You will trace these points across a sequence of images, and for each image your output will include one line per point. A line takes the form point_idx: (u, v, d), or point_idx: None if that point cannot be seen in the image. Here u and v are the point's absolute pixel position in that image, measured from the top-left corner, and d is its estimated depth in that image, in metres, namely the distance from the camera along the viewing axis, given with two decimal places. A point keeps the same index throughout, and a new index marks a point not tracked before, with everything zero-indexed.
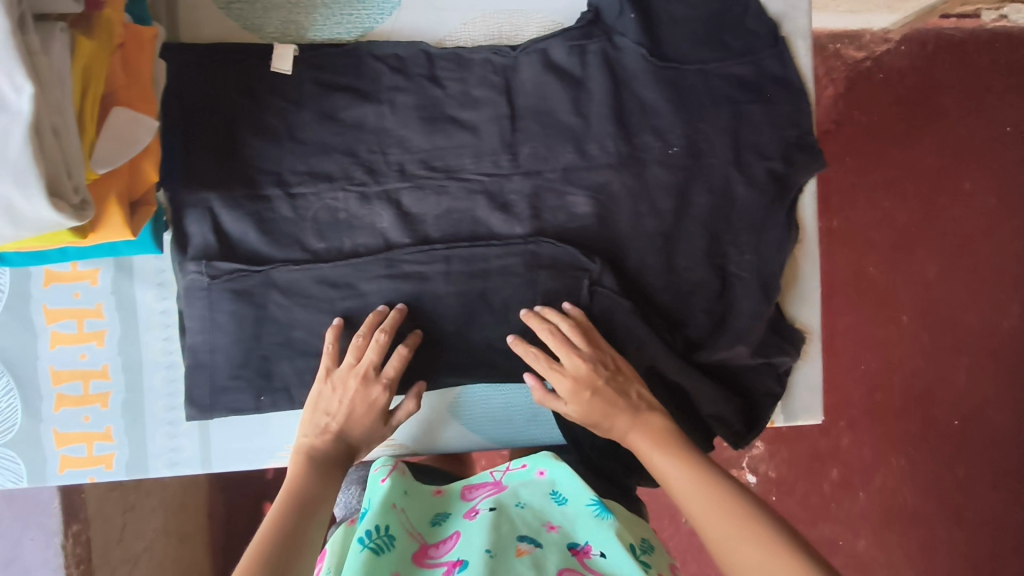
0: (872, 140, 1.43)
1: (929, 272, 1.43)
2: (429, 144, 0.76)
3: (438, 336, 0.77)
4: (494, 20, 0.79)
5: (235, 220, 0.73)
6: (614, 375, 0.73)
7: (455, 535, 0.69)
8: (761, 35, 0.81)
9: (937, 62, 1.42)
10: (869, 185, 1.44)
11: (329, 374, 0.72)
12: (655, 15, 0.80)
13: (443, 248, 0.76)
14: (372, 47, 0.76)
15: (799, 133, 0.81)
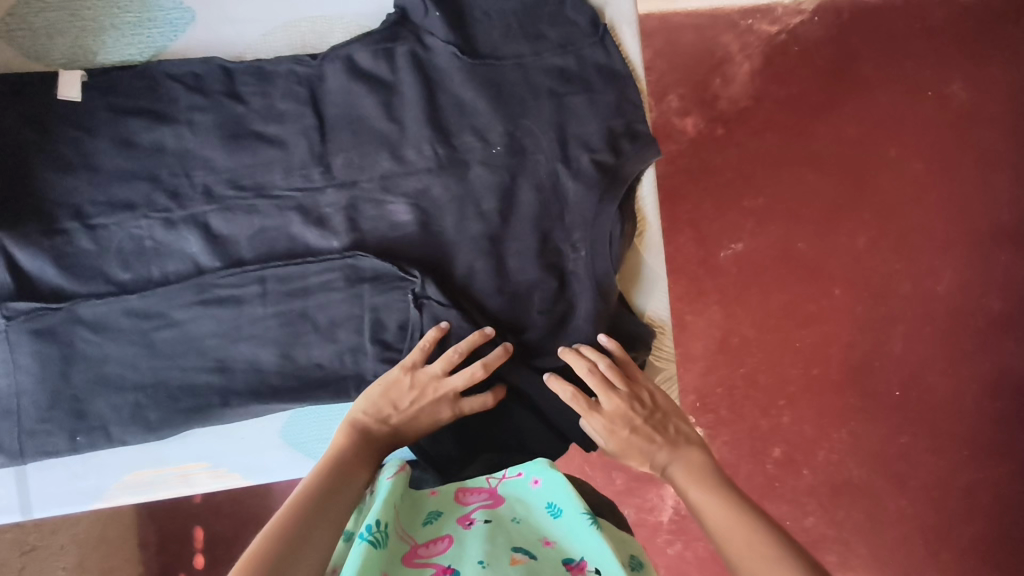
0: (790, 114, 1.30)
1: (858, 242, 1.29)
2: (234, 163, 0.74)
3: (261, 361, 0.75)
4: (295, 30, 0.77)
5: (41, 259, 0.72)
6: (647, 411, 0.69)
7: (447, 539, 0.55)
8: (580, 25, 0.78)
9: (853, 28, 1.31)
10: (791, 159, 1.30)
11: (411, 371, 0.68)
12: (463, 10, 0.77)
13: (257, 270, 0.74)
14: (165, 66, 0.74)
15: (626, 121, 0.78)
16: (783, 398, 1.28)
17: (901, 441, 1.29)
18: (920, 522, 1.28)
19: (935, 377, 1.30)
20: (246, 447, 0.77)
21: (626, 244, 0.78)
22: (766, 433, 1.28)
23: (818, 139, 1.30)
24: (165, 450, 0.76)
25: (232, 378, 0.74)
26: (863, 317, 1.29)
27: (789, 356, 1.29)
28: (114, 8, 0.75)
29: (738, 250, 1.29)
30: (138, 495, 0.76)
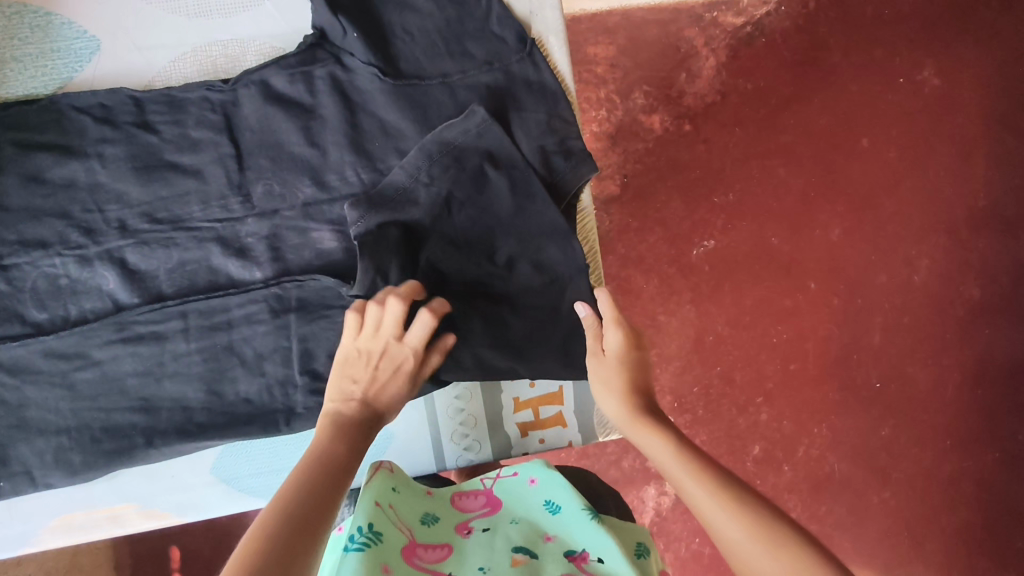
0: (757, 107, 1.25)
1: (831, 236, 1.24)
2: (149, 196, 0.72)
3: (186, 398, 0.72)
4: (206, 54, 0.74)
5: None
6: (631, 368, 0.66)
7: (447, 546, 0.58)
8: (507, 41, 0.76)
9: (820, 18, 1.27)
10: (760, 153, 1.24)
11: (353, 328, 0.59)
12: (382, 26, 0.74)
13: (178, 304, 0.72)
14: (71, 98, 0.71)
15: (560, 140, 0.74)
16: (762, 394, 1.22)
17: (884, 433, 1.24)
18: (906, 516, 1.23)
19: (915, 366, 1.24)
20: (175, 485, 0.74)
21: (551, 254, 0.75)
22: (745, 431, 1.22)
23: (785, 132, 1.25)
24: (93, 492, 0.74)
25: (156, 418, 0.71)
26: (841, 310, 1.24)
27: (766, 353, 1.23)
28: (14, 40, 0.72)
29: (709, 247, 1.23)
30: (68, 540, 0.74)
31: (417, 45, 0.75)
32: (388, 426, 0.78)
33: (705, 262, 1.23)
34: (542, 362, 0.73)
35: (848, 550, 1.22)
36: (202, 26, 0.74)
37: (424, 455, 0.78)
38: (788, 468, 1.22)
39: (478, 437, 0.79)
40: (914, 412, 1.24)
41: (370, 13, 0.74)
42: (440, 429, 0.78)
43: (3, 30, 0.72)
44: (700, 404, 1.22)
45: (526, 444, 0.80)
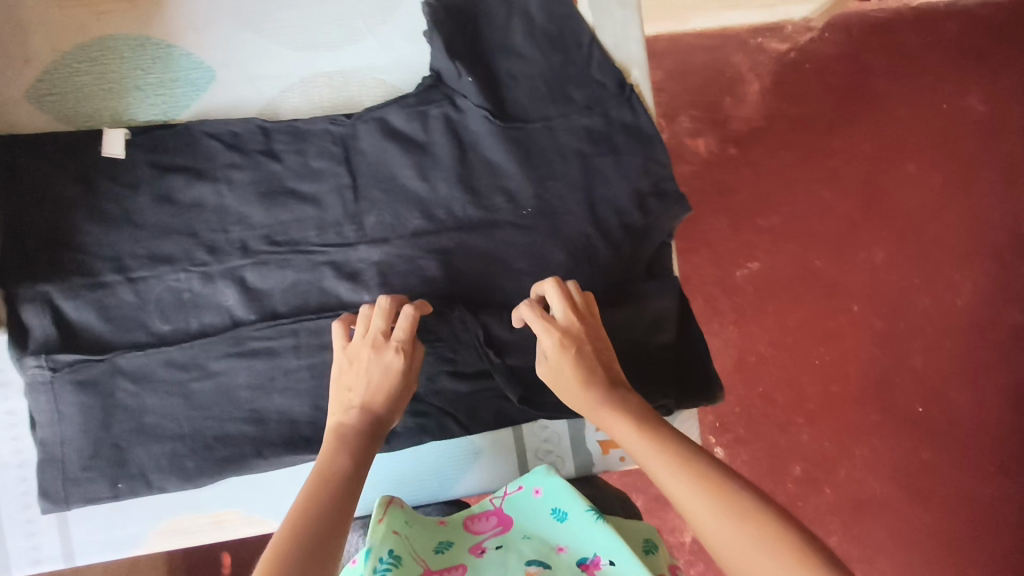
0: (803, 132, 1.28)
1: (875, 258, 1.26)
2: (271, 220, 0.76)
3: (293, 411, 0.77)
4: (313, 86, 0.77)
5: (84, 314, 0.74)
6: (602, 349, 0.64)
7: (460, 567, 0.59)
8: (607, 86, 0.81)
9: (866, 45, 1.30)
10: (806, 177, 1.27)
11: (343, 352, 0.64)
12: (489, 68, 0.79)
13: (291, 322, 0.76)
14: (205, 125, 0.75)
15: (653, 181, 0.81)
16: (802, 415, 1.23)
17: (925, 456, 1.24)
18: (948, 539, 1.23)
19: (954, 390, 1.26)
20: (275, 495, 0.78)
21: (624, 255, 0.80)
22: (786, 452, 1.23)
23: (833, 156, 1.27)
24: (200, 498, 0.77)
25: (266, 429, 0.76)
26: (883, 332, 1.25)
27: (809, 374, 1.24)
28: (136, 70, 0.75)
29: (754, 268, 1.25)
30: (175, 543, 0.77)
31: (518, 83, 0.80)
32: (476, 440, 0.81)
33: (749, 281, 1.24)
34: None
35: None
36: (311, 59, 0.77)
37: (510, 469, 0.81)
38: (828, 489, 1.23)
39: (561, 453, 0.82)
40: (949, 434, 1.25)
41: (481, 57, 0.78)
42: (524, 444, 0.82)
43: (127, 59, 0.75)
44: (741, 424, 1.22)
45: (607, 462, 0.82)
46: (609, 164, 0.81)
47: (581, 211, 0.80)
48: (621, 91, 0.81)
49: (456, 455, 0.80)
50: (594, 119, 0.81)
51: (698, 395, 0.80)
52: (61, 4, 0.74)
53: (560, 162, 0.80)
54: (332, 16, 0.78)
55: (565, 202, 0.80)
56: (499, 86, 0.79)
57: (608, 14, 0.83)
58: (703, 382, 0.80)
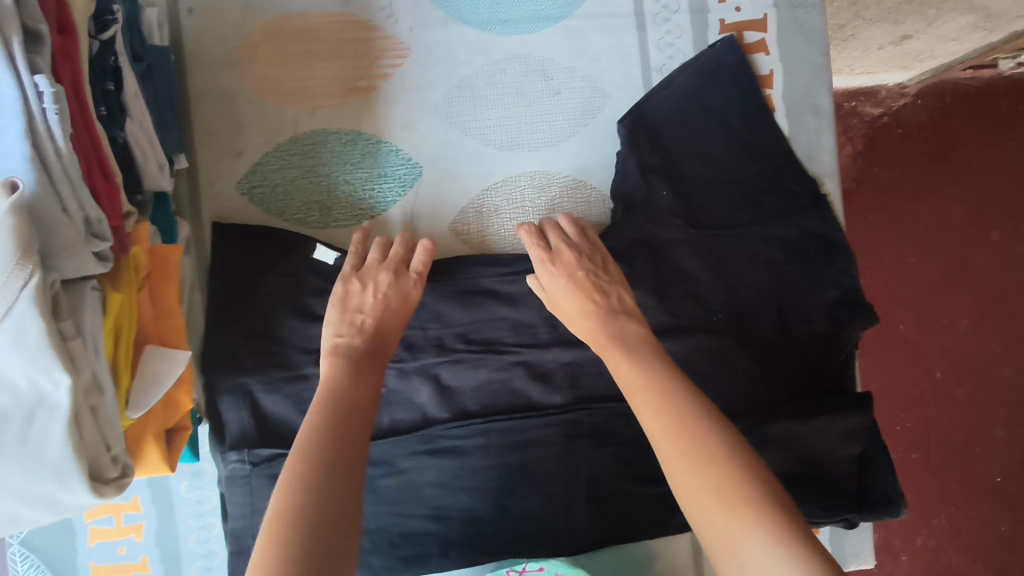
0: (892, 194, 1.31)
1: (959, 326, 1.30)
2: (467, 318, 0.77)
3: (477, 510, 0.76)
4: (515, 185, 0.78)
5: (280, 407, 0.72)
6: (600, 272, 0.68)
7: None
8: (801, 197, 0.81)
9: (957, 112, 1.31)
10: (894, 241, 1.31)
11: (351, 277, 0.67)
12: (689, 179, 0.79)
13: (482, 422, 0.76)
14: (413, 222, 0.76)
15: (842, 292, 0.80)
16: None
17: (1003, 527, 1.28)
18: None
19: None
20: None
21: (806, 365, 0.80)
22: None
23: (918, 222, 1.31)
24: None
25: (449, 527, 0.76)
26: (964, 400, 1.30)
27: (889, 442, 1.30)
28: (347, 165, 0.75)
29: None
30: None
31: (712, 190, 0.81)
32: (655, 545, 0.81)
33: None
34: (810, 504, 0.77)
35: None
36: (515, 159, 0.78)
37: (686, 570, 0.81)
38: (905, 557, 1.28)
39: None
40: None
41: (678, 164, 0.79)
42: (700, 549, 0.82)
43: (336, 153, 0.75)
44: None
45: None
46: (800, 275, 0.80)
47: (768, 319, 0.79)
48: (814, 202, 0.81)
49: (634, 561, 0.80)
50: (788, 229, 0.80)
51: (879, 508, 0.79)
52: (275, 98, 0.75)
53: (751, 271, 0.79)
54: (536, 118, 0.79)
55: (756, 310, 0.79)
56: (693, 194, 0.79)
57: (803, 125, 0.84)
58: (884, 496, 0.79)
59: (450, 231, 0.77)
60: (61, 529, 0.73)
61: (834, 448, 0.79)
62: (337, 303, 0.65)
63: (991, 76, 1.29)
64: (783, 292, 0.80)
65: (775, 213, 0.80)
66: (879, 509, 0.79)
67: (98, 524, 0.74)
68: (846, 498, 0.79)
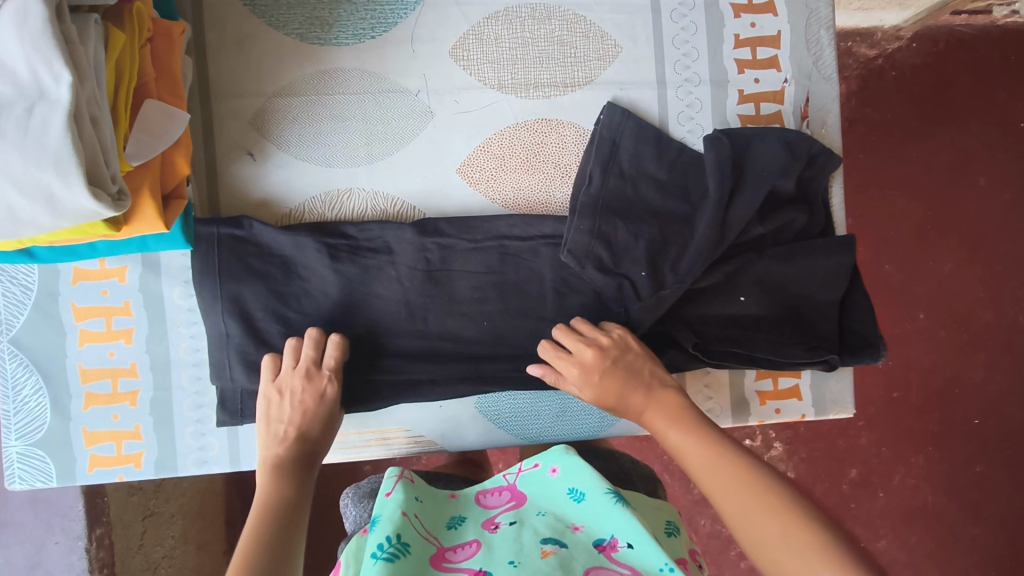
0: (883, 137, 1.39)
1: (945, 268, 1.39)
2: (467, 145, 0.77)
3: (468, 338, 0.77)
4: (516, 16, 0.78)
5: (261, 299, 0.72)
6: (626, 356, 0.73)
7: (474, 543, 0.64)
8: (801, 53, 0.82)
9: (949, 59, 1.39)
10: (881, 183, 1.40)
11: (273, 387, 0.70)
12: (632, 135, 0.78)
13: (493, 243, 0.77)
14: (416, 37, 0.76)
15: (807, 149, 0.78)
16: (863, 419, 1.41)
17: (977, 469, 1.40)
18: (988, 549, 1.39)
19: (1011, 406, 1.39)
20: (443, 417, 0.80)
21: (790, 216, 0.78)
22: (845, 454, 1.40)
23: (908, 164, 1.40)
24: (368, 415, 0.79)
25: (439, 349, 0.77)
26: (947, 340, 1.39)
27: (871, 380, 1.40)
28: None
29: None
30: (340, 453, 0.81)
31: (705, 33, 0.81)
32: None
33: None
34: (793, 346, 0.78)
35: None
36: None
37: None
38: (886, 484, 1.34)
39: (719, 401, 0.83)
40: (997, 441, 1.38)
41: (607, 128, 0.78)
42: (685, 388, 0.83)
43: None
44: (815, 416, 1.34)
45: (764, 413, 0.84)
46: (763, 151, 0.76)
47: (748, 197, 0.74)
48: (723, 139, 0.76)
49: None
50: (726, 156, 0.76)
51: (857, 352, 0.80)
52: None
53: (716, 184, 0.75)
54: None
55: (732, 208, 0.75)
56: (632, 142, 0.78)
57: None
58: (865, 341, 0.81)
59: (449, 56, 0.77)
60: (51, 329, 0.73)
61: (818, 289, 0.79)
62: (263, 420, 0.69)
63: (984, 23, 1.38)
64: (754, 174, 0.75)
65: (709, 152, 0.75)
66: (856, 352, 0.80)
67: (87, 327, 0.73)
68: (828, 343, 0.79)
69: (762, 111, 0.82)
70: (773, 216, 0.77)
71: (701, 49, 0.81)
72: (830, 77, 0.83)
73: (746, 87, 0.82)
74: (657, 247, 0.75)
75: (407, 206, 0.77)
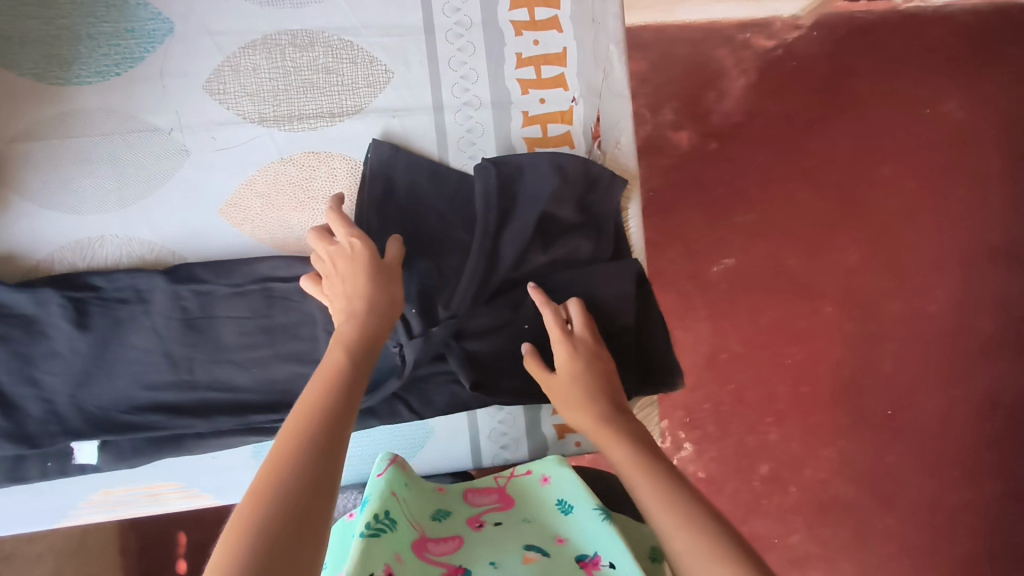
0: (788, 128, 1.23)
1: (850, 260, 1.23)
2: (230, 184, 0.74)
3: (239, 387, 0.73)
4: (276, 44, 0.73)
5: (3, 363, 0.69)
6: (344, 257, 0.64)
7: (457, 539, 0.59)
8: (592, 73, 0.79)
9: (847, 46, 1.25)
10: (781, 177, 1.23)
11: (328, 253, 0.65)
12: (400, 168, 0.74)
13: (257, 286, 0.73)
14: (166, 72, 0.72)
15: (584, 166, 0.75)
16: (772, 414, 1.22)
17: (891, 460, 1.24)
18: (905, 542, 1.24)
19: (923, 396, 1.24)
20: (216, 467, 0.75)
21: (570, 244, 0.75)
22: (754, 451, 1.22)
23: (809, 156, 1.23)
24: (135, 471, 0.75)
25: (204, 396, 0.72)
26: (853, 334, 1.23)
27: (778, 373, 1.22)
28: (89, 18, 0.71)
29: (728, 264, 1.22)
30: (107, 514, 0.75)
31: (485, 55, 0.77)
32: (429, 421, 0.79)
33: (718, 271, 1.22)
34: None
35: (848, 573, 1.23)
36: (275, 15, 0.73)
37: (461, 452, 0.80)
38: (795, 487, 1.23)
39: (515, 437, 0.81)
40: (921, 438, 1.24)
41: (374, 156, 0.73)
42: (478, 426, 0.80)
43: (78, 5, 0.71)
44: (710, 420, 1.21)
45: (562, 446, 0.81)
46: (536, 175, 0.74)
47: (520, 227, 0.73)
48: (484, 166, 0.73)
49: (407, 435, 0.79)
50: (497, 183, 0.73)
51: (655, 376, 0.77)
52: None
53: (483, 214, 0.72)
54: None
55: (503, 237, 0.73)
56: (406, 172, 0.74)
57: None
58: (664, 365, 0.77)
59: (203, 90, 0.72)
60: None
61: (606, 315, 0.75)
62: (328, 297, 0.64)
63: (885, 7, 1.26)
64: (526, 202, 0.74)
65: (483, 179, 0.73)
66: (654, 379, 0.77)
67: None
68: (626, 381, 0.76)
69: (551, 133, 0.78)
70: (551, 244, 0.74)
71: (480, 74, 0.77)
72: (624, 94, 0.79)
73: (531, 108, 0.78)
74: (430, 283, 0.73)
75: (165, 251, 0.73)
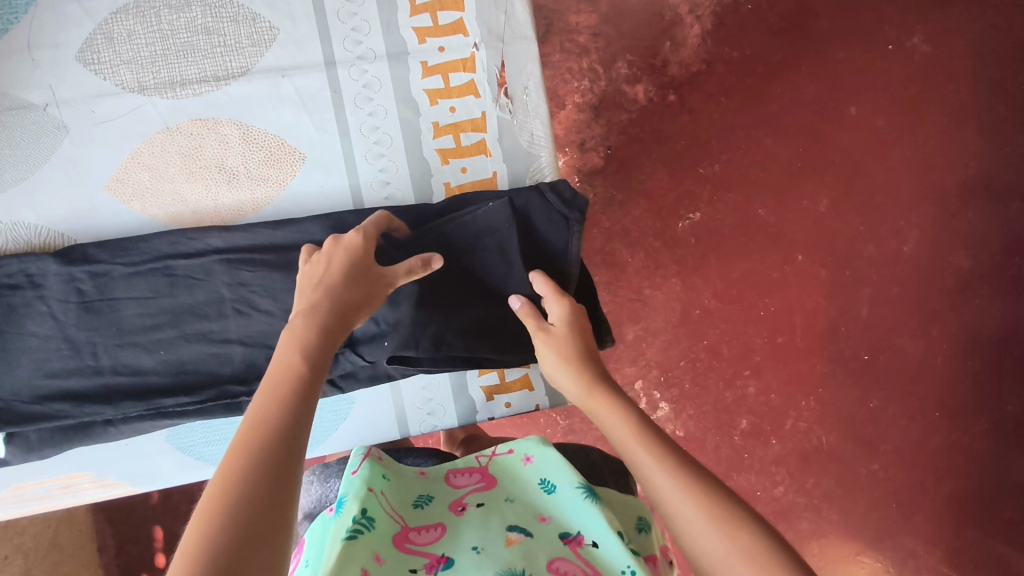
0: (743, 76, 1.09)
1: (819, 206, 1.10)
2: (116, 157, 0.70)
3: (146, 370, 0.69)
4: (150, 8, 0.70)
5: None
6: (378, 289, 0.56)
7: (441, 526, 0.53)
8: (494, 15, 0.74)
9: None
10: (746, 121, 1.09)
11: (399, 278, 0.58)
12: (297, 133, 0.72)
13: (154, 265, 0.69)
14: (32, 43, 0.69)
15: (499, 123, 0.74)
16: (749, 367, 1.12)
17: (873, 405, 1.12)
18: (893, 486, 1.12)
19: (907, 338, 1.11)
20: (131, 454, 0.74)
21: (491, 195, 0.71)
22: (731, 406, 1.13)
23: (773, 102, 1.09)
24: (47, 463, 0.73)
25: (108, 381, 0.68)
26: (829, 283, 1.11)
27: (753, 326, 1.11)
28: None
29: (696, 220, 1.10)
30: (19, 510, 0.74)
31: (374, 3, 0.73)
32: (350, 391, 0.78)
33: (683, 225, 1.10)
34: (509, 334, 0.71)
35: (835, 522, 1.13)
36: None
37: (388, 422, 0.79)
38: (775, 440, 1.13)
39: (441, 401, 0.79)
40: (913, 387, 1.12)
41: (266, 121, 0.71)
42: (402, 394, 0.79)
43: None
44: (687, 378, 1.12)
45: (491, 407, 0.80)
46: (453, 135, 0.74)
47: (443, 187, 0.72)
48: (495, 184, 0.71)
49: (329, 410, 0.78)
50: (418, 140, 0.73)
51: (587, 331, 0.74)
52: None
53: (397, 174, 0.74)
54: None
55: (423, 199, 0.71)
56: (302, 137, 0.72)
57: None
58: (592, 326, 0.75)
59: (76, 61, 0.69)
60: None
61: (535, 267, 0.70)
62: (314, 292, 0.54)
63: None
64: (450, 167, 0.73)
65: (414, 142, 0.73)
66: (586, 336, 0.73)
67: None
68: None
69: (452, 82, 0.74)
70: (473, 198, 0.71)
71: (372, 26, 0.73)
72: (530, 36, 0.75)
73: (430, 57, 0.74)
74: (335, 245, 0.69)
75: (55, 233, 0.70)
